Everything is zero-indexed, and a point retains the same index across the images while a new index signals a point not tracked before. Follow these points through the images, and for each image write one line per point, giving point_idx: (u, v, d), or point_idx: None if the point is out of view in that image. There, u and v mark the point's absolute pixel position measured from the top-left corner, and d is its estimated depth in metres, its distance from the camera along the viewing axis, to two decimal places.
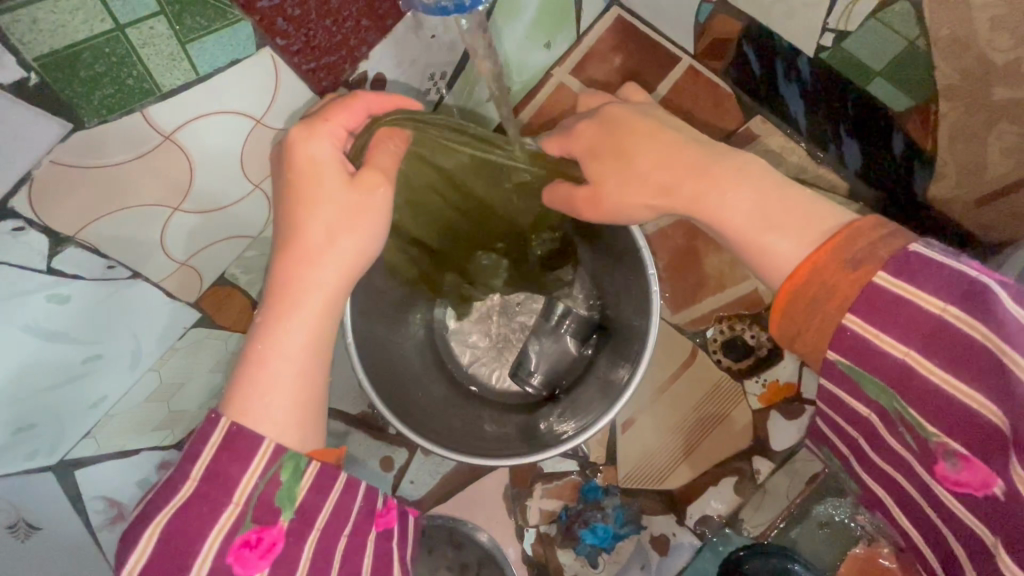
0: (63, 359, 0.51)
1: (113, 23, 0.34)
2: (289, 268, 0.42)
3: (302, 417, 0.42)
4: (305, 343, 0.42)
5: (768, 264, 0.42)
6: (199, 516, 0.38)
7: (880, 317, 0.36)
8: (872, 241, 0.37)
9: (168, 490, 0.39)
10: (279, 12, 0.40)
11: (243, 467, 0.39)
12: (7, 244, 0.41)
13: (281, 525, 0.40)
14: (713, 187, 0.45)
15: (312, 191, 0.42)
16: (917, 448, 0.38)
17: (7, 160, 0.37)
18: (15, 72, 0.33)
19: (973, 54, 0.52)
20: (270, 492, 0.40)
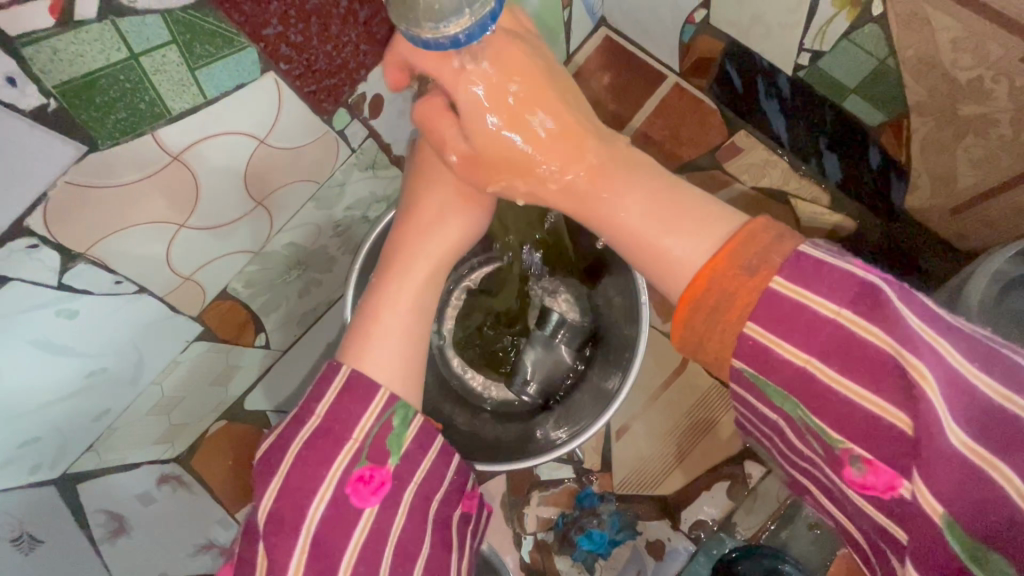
0: (66, 372, 0.53)
1: (128, 52, 0.37)
2: (405, 241, 0.51)
3: (404, 373, 0.46)
4: (409, 309, 0.49)
5: (665, 265, 0.41)
6: (322, 449, 0.41)
7: (780, 324, 0.36)
8: (764, 245, 0.37)
9: (296, 425, 0.43)
10: (282, 38, 0.42)
11: (363, 406, 0.43)
12: (20, 261, 0.42)
13: (389, 468, 0.43)
14: (615, 186, 0.45)
15: (430, 186, 0.52)
16: (824, 453, 0.37)
17: (24, 180, 0.38)
18: (35, 99, 0.35)
19: (938, 73, 0.55)
20: (384, 435, 0.43)
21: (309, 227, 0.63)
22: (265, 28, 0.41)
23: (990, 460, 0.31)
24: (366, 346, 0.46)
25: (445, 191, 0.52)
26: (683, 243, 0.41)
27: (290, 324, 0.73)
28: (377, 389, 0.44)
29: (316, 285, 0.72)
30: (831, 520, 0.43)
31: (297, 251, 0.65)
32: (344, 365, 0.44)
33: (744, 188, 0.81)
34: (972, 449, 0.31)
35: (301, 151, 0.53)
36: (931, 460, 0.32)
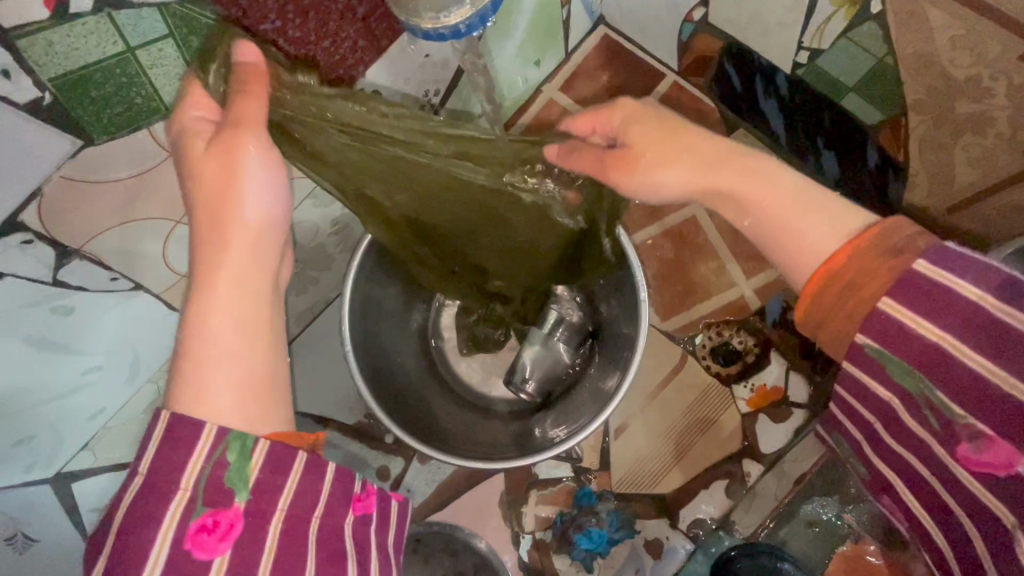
0: (61, 370, 0.52)
1: (124, 46, 0.36)
2: (205, 243, 0.39)
3: (243, 395, 0.38)
4: (237, 321, 0.39)
5: (797, 249, 0.41)
6: (148, 509, 0.34)
7: (918, 300, 0.34)
8: (910, 234, 0.37)
9: (122, 488, 0.35)
10: (280, 34, 0.42)
11: (186, 453, 0.35)
12: (15, 257, 0.42)
13: (237, 506, 0.36)
14: (751, 179, 0.44)
15: (196, 159, 0.39)
16: (938, 430, 0.36)
17: (20, 174, 0.38)
18: (30, 92, 0.35)
19: (936, 71, 0.55)
20: (219, 475, 0.36)
21: (305, 225, 0.63)
22: (263, 23, 0.41)
23: None
24: (199, 371, 0.37)
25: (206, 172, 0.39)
26: (816, 228, 0.41)
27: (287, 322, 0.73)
28: (202, 427, 0.35)
29: (313, 284, 0.71)
30: (904, 511, 0.45)
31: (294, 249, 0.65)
32: (161, 412, 0.36)
33: None
34: None
35: None
36: None
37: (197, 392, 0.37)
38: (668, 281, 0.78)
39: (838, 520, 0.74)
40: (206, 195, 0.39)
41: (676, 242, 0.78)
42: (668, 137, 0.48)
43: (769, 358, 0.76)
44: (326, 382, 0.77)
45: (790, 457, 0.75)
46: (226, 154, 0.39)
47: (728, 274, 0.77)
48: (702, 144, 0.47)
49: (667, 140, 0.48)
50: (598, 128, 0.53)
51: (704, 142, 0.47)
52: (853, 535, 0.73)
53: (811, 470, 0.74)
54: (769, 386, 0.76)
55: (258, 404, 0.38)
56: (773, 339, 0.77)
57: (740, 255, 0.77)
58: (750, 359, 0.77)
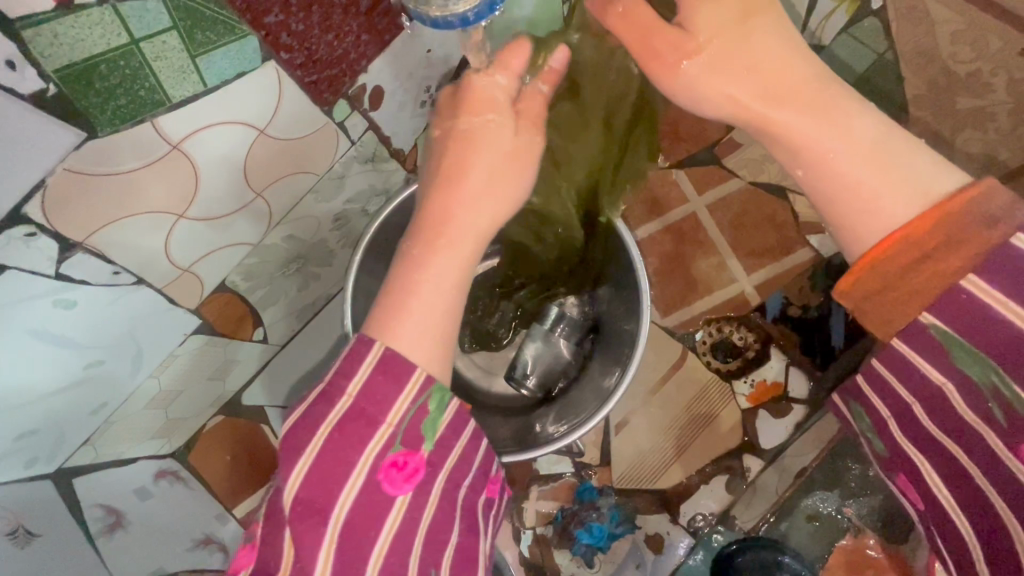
0: (63, 364, 0.52)
1: (128, 38, 0.36)
2: (440, 201, 0.43)
3: (439, 354, 0.41)
4: (453, 280, 0.42)
5: (868, 210, 0.37)
6: (357, 430, 0.38)
7: (1018, 288, 0.33)
8: (1007, 205, 0.34)
9: (323, 401, 0.38)
10: (283, 27, 0.42)
11: (397, 389, 0.38)
12: (19, 250, 0.42)
13: (424, 454, 0.40)
14: (822, 117, 0.38)
15: (472, 144, 0.43)
16: (1005, 424, 0.37)
17: (23, 166, 0.38)
18: (34, 84, 0.35)
19: (937, 66, 0.56)
20: (419, 420, 0.39)
21: (308, 220, 0.63)
22: (266, 16, 0.40)
23: None
24: (404, 318, 0.40)
25: (497, 152, 0.44)
26: (896, 196, 0.36)
27: (288, 318, 0.73)
28: (413, 373, 0.39)
29: (315, 279, 0.72)
30: (922, 495, 0.46)
31: (296, 244, 0.65)
32: (376, 343, 0.39)
33: (745, 184, 0.79)
34: None
35: (300, 142, 0.53)
36: None
37: (401, 340, 0.39)
38: (668, 278, 0.78)
39: (838, 514, 0.74)
40: (452, 165, 0.43)
41: (677, 238, 0.79)
42: (733, 27, 0.39)
43: (770, 353, 0.77)
44: None
45: (791, 452, 0.75)
46: (463, 138, 0.44)
47: (728, 271, 0.78)
48: (773, 59, 0.39)
49: (727, 39, 0.39)
50: None
51: (777, 55, 0.39)
52: (853, 529, 0.74)
53: (812, 463, 0.75)
54: (769, 382, 0.76)
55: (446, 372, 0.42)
56: (773, 335, 0.77)
57: (741, 250, 0.78)
58: (751, 355, 0.77)
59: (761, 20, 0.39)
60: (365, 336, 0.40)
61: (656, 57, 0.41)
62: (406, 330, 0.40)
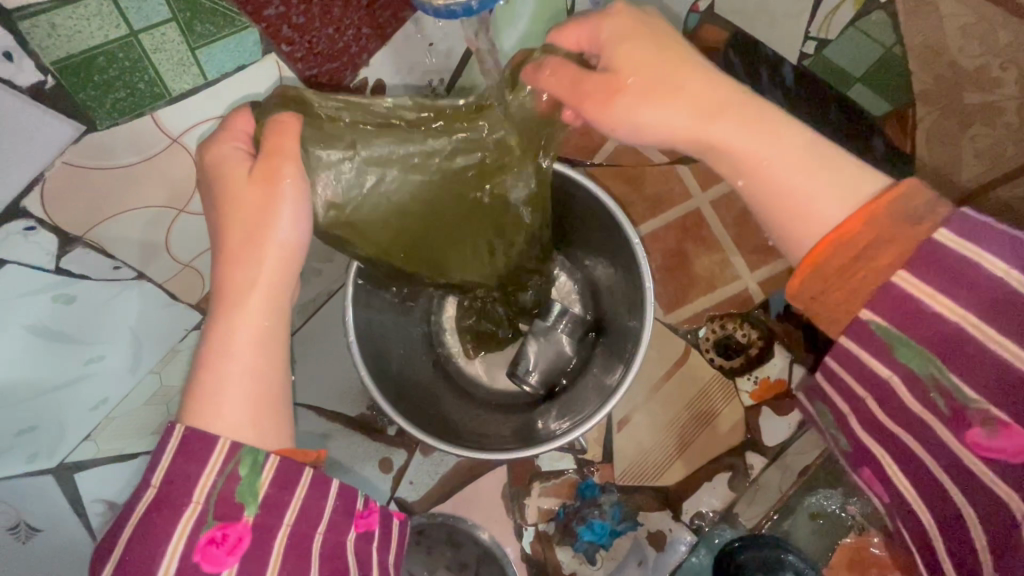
0: (63, 360, 0.52)
1: (127, 29, 0.36)
2: (227, 271, 0.41)
3: (257, 411, 0.40)
4: (254, 336, 0.41)
5: (808, 216, 0.38)
6: (160, 519, 0.37)
7: (941, 277, 0.34)
8: (927, 200, 0.35)
9: (137, 496, 0.39)
10: (284, 20, 0.41)
11: (200, 466, 0.38)
12: (17, 244, 0.41)
13: (246, 520, 0.38)
14: (755, 128, 0.40)
15: (230, 191, 0.41)
16: (947, 413, 0.36)
17: (22, 160, 0.37)
18: (33, 76, 0.34)
19: (944, 61, 0.56)
20: (230, 488, 0.38)
21: None
22: (266, 8, 0.40)
23: None
24: (219, 387, 0.40)
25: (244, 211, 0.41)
26: (826, 200, 0.38)
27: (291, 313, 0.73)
28: (214, 442, 0.38)
29: (316, 276, 0.70)
30: (885, 488, 0.43)
31: None
32: (177, 426, 0.39)
33: None
34: None
35: None
36: None
37: (215, 408, 0.39)
38: (671, 275, 0.78)
39: (842, 512, 0.74)
40: (232, 233, 0.41)
41: (679, 235, 0.78)
42: (656, 62, 0.42)
43: (773, 351, 0.77)
44: (328, 373, 0.77)
45: (793, 450, 0.75)
46: (266, 183, 0.41)
47: (732, 267, 0.77)
48: (694, 83, 0.42)
49: (659, 67, 0.42)
50: (582, 43, 0.46)
51: (698, 83, 0.42)
52: (856, 527, 0.73)
53: (816, 461, 0.74)
54: (773, 379, 0.76)
55: (272, 420, 0.41)
56: (776, 332, 0.77)
57: (745, 246, 0.77)
58: (753, 352, 0.77)
59: (679, 58, 0.42)
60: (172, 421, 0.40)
61: (588, 97, 0.44)
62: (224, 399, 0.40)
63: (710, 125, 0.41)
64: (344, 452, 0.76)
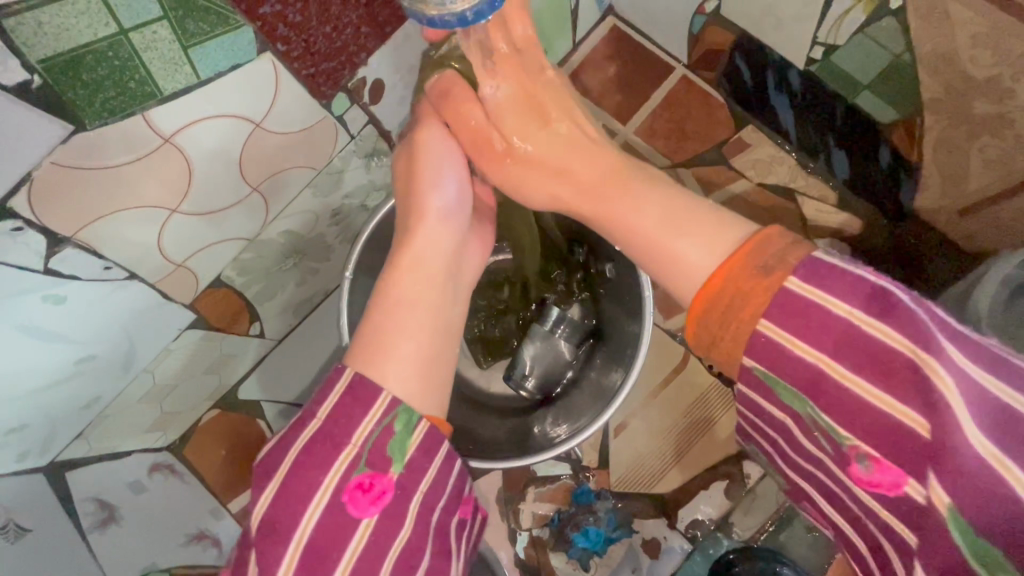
0: (53, 359, 0.52)
1: (117, 27, 0.35)
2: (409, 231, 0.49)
3: (420, 374, 0.43)
4: (414, 292, 0.46)
5: (680, 272, 0.41)
6: (323, 451, 0.39)
7: (793, 320, 0.36)
8: (781, 247, 0.37)
9: (296, 429, 0.41)
10: (280, 17, 0.41)
11: (365, 410, 0.41)
12: (6, 244, 0.41)
13: (392, 476, 0.40)
14: (627, 194, 0.46)
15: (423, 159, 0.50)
16: (833, 452, 0.37)
17: (9, 159, 0.37)
18: (18, 75, 0.33)
19: (956, 69, 0.53)
20: (383, 441, 0.41)
21: (304, 215, 0.62)
22: (261, 6, 0.39)
23: (1002, 461, 0.30)
24: (393, 332, 0.44)
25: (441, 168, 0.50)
26: (694, 244, 0.41)
27: (284, 313, 0.72)
28: (379, 393, 0.41)
29: (313, 274, 0.71)
30: (831, 526, 0.43)
31: (293, 238, 0.64)
32: (349, 367, 0.42)
33: (751, 184, 0.78)
34: (988, 451, 0.30)
35: (298, 136, 0.52)
36: (946, 460, 0.31)
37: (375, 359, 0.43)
38: None
39: None
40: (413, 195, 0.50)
41: None
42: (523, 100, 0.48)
43: None
44: None
45: None
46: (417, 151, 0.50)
47: None
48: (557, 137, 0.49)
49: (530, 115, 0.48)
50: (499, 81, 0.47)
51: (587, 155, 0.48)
52: None
53: None
54: None
55: (422, 380, 0.43)
56: None
57: None
58: None
59: (562, 100, 0.49)
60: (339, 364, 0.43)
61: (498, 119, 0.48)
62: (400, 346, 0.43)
63: (593, 199, 0.48)
64: None
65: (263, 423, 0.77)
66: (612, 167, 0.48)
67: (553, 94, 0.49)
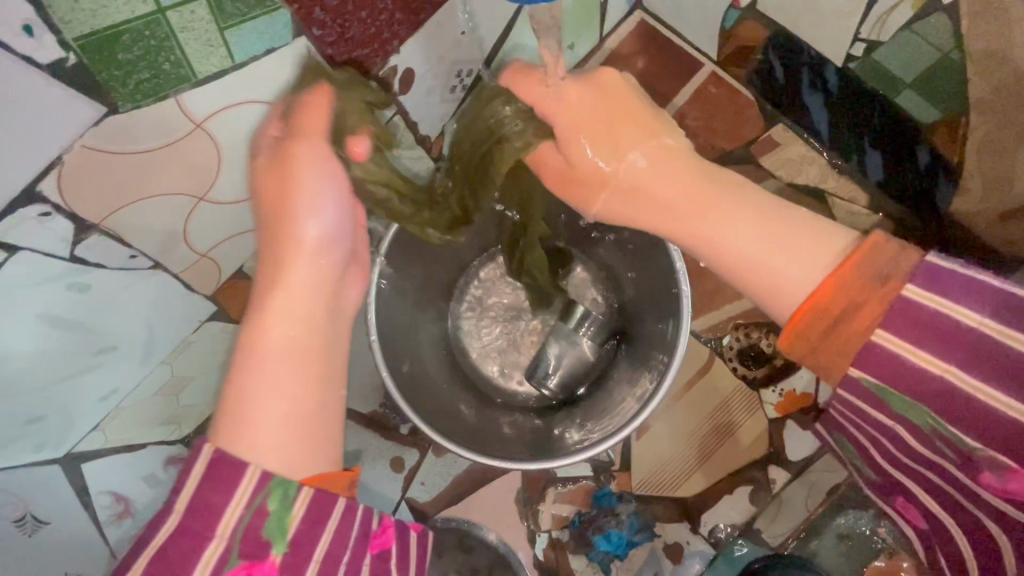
0: (73, 348, 0.50)
1: (154, 6, 0.33)
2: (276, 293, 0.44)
3: (299, 433, 0.40)
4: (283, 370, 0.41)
5: (780, 286, 0.41)
6: (179, 552, 0.34)
7: (919, 331, 0.35)
8: (893, 254, 0.37)
9: (154, 524, 0.35)
10: (317, 2, 0.39)
11: (226, 496, 0.35)
12: (32, 229, 0.39)
13: (272, 561, 0.36)
14: (714, 199, 0.46)
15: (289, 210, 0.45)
16: (958, 459, 0.37)
17: (39, 141, 0.35)
18: (53, 52, 0.32)
19: (1008, 67, 0.51)
20: (257, 525, 0.36)
21: None
22: None
23: None
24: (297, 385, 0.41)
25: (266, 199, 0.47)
26: (797, 264, 0.41)
27: None
28: (243, 468, 0.36)
29: None
30: (924, 516, 0.45)
31: None
32: (205, 445, 0.36)
33: (780, 184, 0.76)
34: None
35: None
36: None
37: (247, 434, 0.38)
38: (697, 281, 0.75)
39: (872, 534, 0.72)
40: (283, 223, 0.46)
41: None
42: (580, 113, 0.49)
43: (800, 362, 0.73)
44: None
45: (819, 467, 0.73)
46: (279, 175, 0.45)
47: None
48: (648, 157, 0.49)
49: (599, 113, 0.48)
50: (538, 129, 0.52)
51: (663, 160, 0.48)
52: (887, 550, 0.71)
53: (845, 481, 0.72)
54: (798, 392, 0.73)
55: (305, 441, 0.40)
56: None
57: None
58: (779, 363, 0.74)
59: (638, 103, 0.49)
60: (199, 441, 0.38)
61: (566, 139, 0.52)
62: (264, 403, 0.40)
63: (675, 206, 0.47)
64: (356, 449, 0.74)
65: None
66: (698, 179, 0.47)
67: (619, 103, 0.49)
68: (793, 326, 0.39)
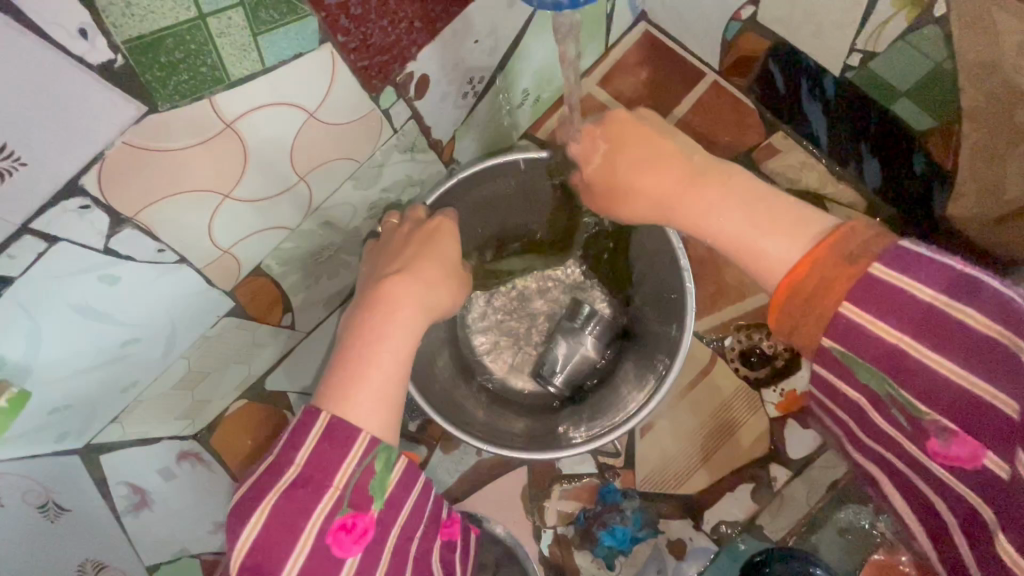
0: (99, 340, 0.52)
1: (197, 12, 0.36)
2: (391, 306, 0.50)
3: (384, 415, 0.47)
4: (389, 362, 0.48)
5: (761, 263, 0.45)
6: (303, 497, 0.43)
7: (878, 302, 0.38)
8: (867, 239, 0.40)
9: (275, 472, 0.44)
10: (343, 10, 0.42)
11: (343, 452, 0.44)
12: (71, 222, 0.42)
13: (371, 514, 0.45)
14: (699, 181, 0.49)
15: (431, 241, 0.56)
16: (908, 428, 0.39)
17: (85, 136, 0.37)
18: (103, 54, 0.34)
19: (1000, 78, 0.53)
20: (365, 480, 0.45)
21: (344, 207, 0.63)
22: None
23: None
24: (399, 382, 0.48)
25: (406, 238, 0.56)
26: (776, 242, 0.44)
27: (316, 305, 0.73)
28: (358, 433, 0.44)
29: (345, 267, 0.72)
30: (891, 509, 0.47)
31: (331, 230, 0.65)
32: (323, 412, 0.45)
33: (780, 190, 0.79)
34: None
35: (346, 128, 0.53)
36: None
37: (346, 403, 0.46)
38: (700, 283, 0.77)
39: (871, 528, 0.73)
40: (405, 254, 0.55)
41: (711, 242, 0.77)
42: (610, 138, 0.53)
43: (801, 363, 0.75)
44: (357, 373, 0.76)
45: (819, 463, 0.74)
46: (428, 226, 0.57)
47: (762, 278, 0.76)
48: (657, 161, 0.51)
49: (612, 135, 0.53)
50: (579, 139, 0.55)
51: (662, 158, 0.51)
52: (886, 544, 0.72)
53: (844, 477, 0.73)
54: (799, 392, 0.75)
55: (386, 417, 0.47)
56: None
57: None
58: (780, 364, 0.76)
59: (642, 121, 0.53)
60: (314, 406, 0.46)
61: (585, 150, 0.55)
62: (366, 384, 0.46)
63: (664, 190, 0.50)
64: None
65: (290, 414, 0.78)
66: (693, 165, 0.51)
67: (638, 128, 0.53)
68: (777, 300, 0.42)
